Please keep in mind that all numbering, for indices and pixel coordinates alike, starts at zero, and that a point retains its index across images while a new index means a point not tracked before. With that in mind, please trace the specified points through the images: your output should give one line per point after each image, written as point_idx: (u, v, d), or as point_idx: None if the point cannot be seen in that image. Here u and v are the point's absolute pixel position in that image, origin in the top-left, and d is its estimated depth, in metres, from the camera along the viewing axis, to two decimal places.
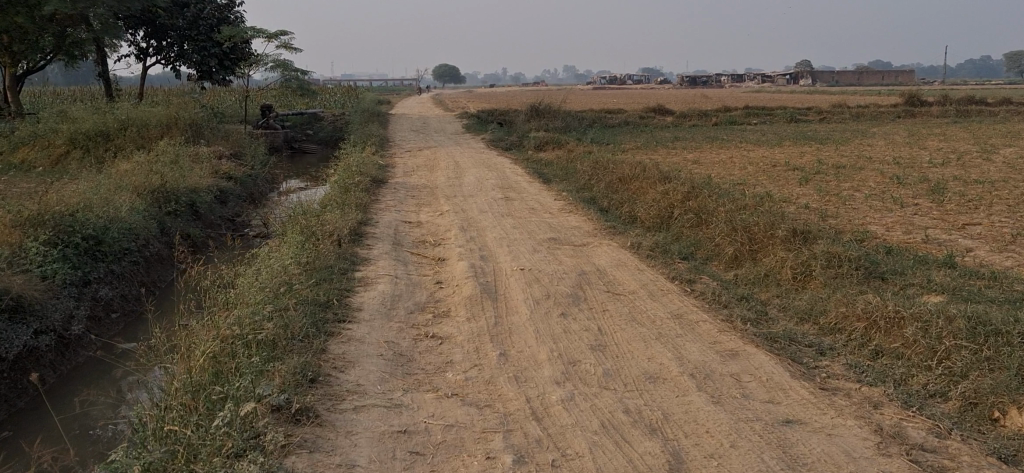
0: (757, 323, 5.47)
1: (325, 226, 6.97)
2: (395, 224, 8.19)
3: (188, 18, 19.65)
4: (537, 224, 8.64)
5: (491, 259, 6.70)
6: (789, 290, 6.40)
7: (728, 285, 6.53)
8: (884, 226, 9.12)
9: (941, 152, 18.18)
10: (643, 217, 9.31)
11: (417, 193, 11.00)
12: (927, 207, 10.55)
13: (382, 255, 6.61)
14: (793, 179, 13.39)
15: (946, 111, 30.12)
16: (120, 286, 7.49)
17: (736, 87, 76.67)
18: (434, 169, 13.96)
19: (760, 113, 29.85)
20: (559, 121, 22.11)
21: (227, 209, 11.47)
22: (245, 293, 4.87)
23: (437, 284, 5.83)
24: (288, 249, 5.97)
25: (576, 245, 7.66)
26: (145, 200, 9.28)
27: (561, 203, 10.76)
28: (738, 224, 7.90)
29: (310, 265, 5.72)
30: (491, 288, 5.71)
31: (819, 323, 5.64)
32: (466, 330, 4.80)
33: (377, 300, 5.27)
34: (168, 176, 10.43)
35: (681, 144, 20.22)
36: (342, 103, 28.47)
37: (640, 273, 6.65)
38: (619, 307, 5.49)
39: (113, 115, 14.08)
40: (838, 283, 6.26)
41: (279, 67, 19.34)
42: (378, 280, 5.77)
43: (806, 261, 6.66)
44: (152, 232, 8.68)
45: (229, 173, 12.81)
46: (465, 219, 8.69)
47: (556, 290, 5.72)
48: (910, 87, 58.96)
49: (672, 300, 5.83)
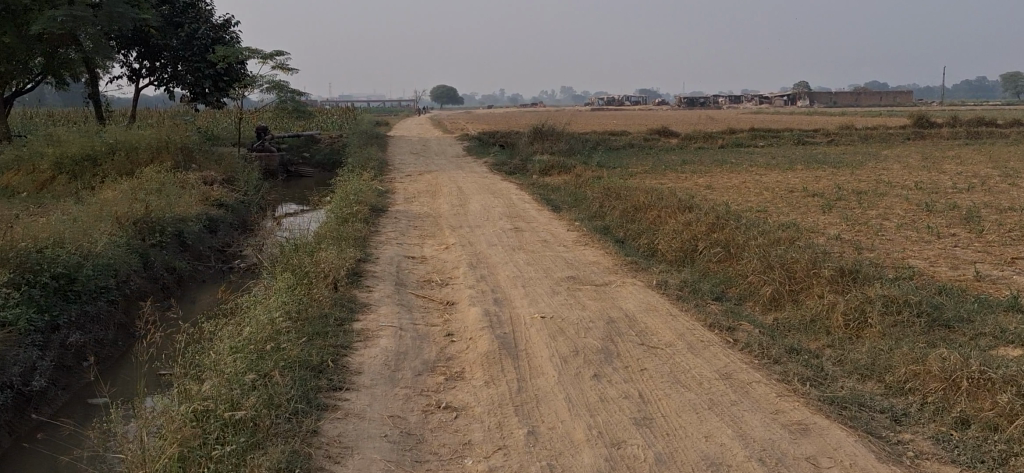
0: (817, 385, 4.76)
1: (320, 265, 6.27)
2: (398, 260, 7.47)
3: (182, 38, 18.99)
4: (553, 260, 7.95)
5: (506, 304, 5.97)
6: (842, 339, 5.69)
7: (772, 333, 5.81)
8: (927, 260, 8.42)
9: (962, 176, 17.46)
10: (664, 249, 8.62)
11: (420, 223, 10.32)
12: (966, 238, 9.84)
13: (384, 300, 5.88)
14: (815, 206, 12.69)
15: (956, 133, 29.46)
16: (95, 329, 6.78)
17: (735, 109, 76.09)
18: (436, 195, 13.27)
19: (767, 135, 29.19)
20: (563, 144, 21.44)
21: (218, 239, 10.76)
22: (226, 354, 4.16)
23: (447, 337, 5.08)
24: (279, 295, 5.27)
25: (597, 285, 6.94)
26: (127, 231, 8.59)
27: (574, 234, 10.05)
28: (774, 261, 7.19)
29: (303, 318, 5.01)
30: (509, 341, 4.98)
31: (884, 381, 4.92)
32: (484, 399, 4.07)
33: (378, 359, 4.53)
34: (154, 204, 9.74)
35: (690, 167, 19.54)
36: (341, 124, 27.83)
37: (674, 319, 5.93)
38: (659, 365, 4.76)
39: (102, 138, 13.41)
40: (900, 333, 5.54)
41: (275, 88, 18.68)
42: (380, 332, 5.04)
43: (860, 306, 5.95)
44: (132, 266, 7.98)
45: (220, 200, 12.14)
46: (474, 254, 8.00)
47: (584, 344, 4.98)
48: (907, 109, 58.55)
49: (716, 355, 5.10)
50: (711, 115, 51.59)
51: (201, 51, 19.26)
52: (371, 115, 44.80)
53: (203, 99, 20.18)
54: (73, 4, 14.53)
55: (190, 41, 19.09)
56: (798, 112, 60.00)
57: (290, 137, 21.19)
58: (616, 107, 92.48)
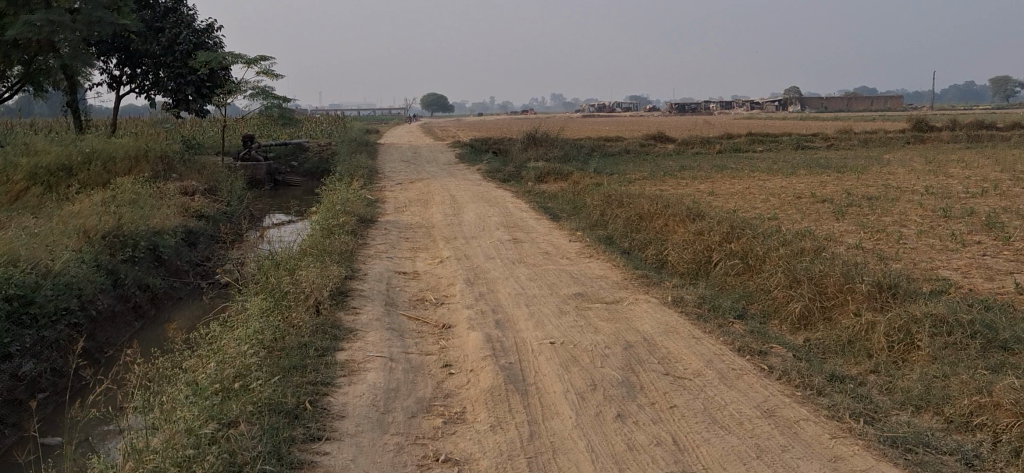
0: (872, 422, 4.13)
1: (301, 285, 5.63)
2: (388, 276, 6.82)
3: (163, 44, 18.27)
4: (557, 274, 7.34)
5: (510, 328, 5.32)
6: (888, 365, 5.07)
7: (808, 358, 5.19)
8: (959, 269, 7.81)
9: (971, 179, 16.90)
10: (675, 261, 8.00)
11: (412, 234, 9.69)
12: (992, 245, 9.24)
13: (373, 324, 5.23)
14: (826, 213, 12.06)
15: (956, 136, 28.95)
16: (55, 357, 6.15)
17: (724, 114, 75.78)
18: (428, 204, 12.63)
19: (764, 140, 28.60)
20: (558, 150, 20.81)
21: (196, 253, 10.10)
22: (187, 398, 3.54)
23: (445, 369, 4.43)
24: (251, 323, 4.63)
25: (608, 302, 6.30)
26: (94, 245, 7.93)
27: (576, 245, 9.40)
28: (801, 274, 6.57)
29: (279, 351, 4.38)
30: (516, 373, 4.35)
31: (945, 415, 4.30)
32: (491, 448, 3.43)
33: (366, 399, 3.89)
34: (127, 217, 9.07)
35: (689, 173, 18.95)
36: (329, 132, 27.17)
37: (697, 342, 5.30)
38: (690, 401, 4.14)
39: (77, 147, 12.74)
40: (953, 356, 4.91)
41: (260, 95, 18.02)
42: (367, 364, 4.39)
43: (905, 327, 5.32)
44: (98, 284, 7.32)
45: (200, 211, 11.48)
46: (472, 268, 7.36)
47: (602, 376, 4.34)
48: (896, 115, 58.35)
49: (753, 386, 4.47)
50: (706, 121, 50.97)
51: (184, 57, 18.57)
52: (358, 123, 44.24)
53: (187, 107, 19.49)
54: (51, 7, 13.83)
55: (172, 47, 18.39)
56: (795, 117, 59.37)
57: (276, 145, 20.53)
58: (608, 113, 92.01)
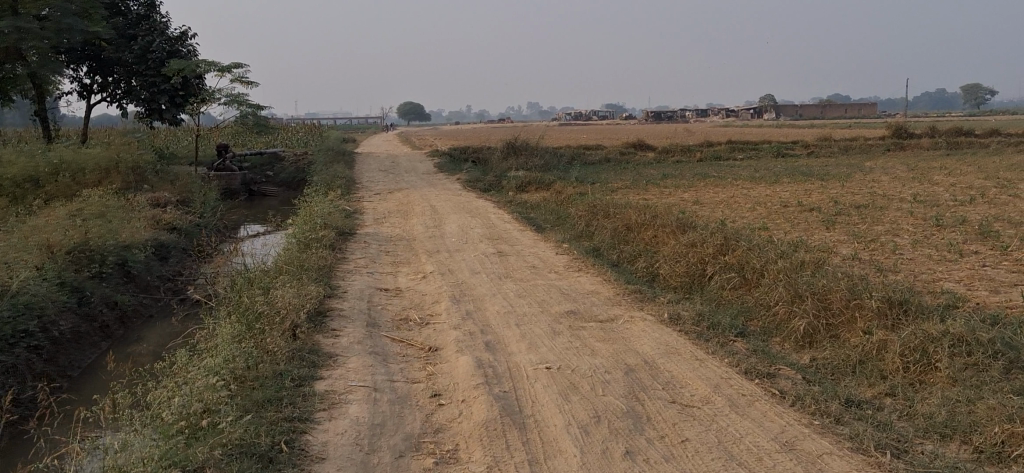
0: (900, 455, 3.81)
1: (275, 305, 5.24)
2: (368, 294, 6.45)
3: (135, 52, 17.79)
4: (546, 289, 7.00)
5: (501, 350, 4.96)
6: (906, 388, 4.76)
7: (820, 381, 4.87)
8: (961, 282, 7.53)
9: (956, 187, 16.74)
10: (667, 274, 7.67)
11: (393, 247, 9.31)
12: (991, 255, 8.98)
13: (353, 347, 4.86)
14: (815, 222, 11.80)
15: (935, 143, 28.91)
16: (11, 383, 5.71)
17: (699, 121, 75.84)
18: (408, 215, 12.25)
19: (745, 147, 28.40)
20: (539, 159, 20.47)
21: (167, 267, 9.66)
22: (149, 441, 3.17)
23: (434, 400, 4.07)
24: (221, 350, 4.25)
25: (603, 321, 5.95)
26: (58, 262, 7.49)
27: (563, 257, 9.05)
28: (803, 289, 6.26)
29: (252, 382, 4.00)
30: (511, 404, 4.00)
31: (974, 444, 3.99)
32: None
33: (348, 437, 3.54)
34: (94, 231, 8.63)
35: (671, 181, 18.67)
36: (305, 141, 26.68)
37: (701, 364, 4.96)
38: (702, 434, 3.80)
39: (44, 158, 12.24)
40: (977, 379, 4.61)
41: (234, 103, 17.57)
42: (349, 396, 4.02)
43: (922, 346, 5.02)
44: (61, 303, 6.87)
45: (172, 223, 11.05)
46: (457, 284, 7.00)
47: (605, 407, 4.00)
48: (870, 121, 58.53)
49: (767, 415, 4.15)
50: (684, 129, 50.86)
51: (157, 66, 18.09)
52: (335, 131, 43.62)
53: (159, 116, 18.98)
54: (18, 15, 13.36)
55: (145, 55, 17.92)
56: (774, 125, 59.40)
57: (251, 155, 20.07)
58: (585, 121, 91.81)
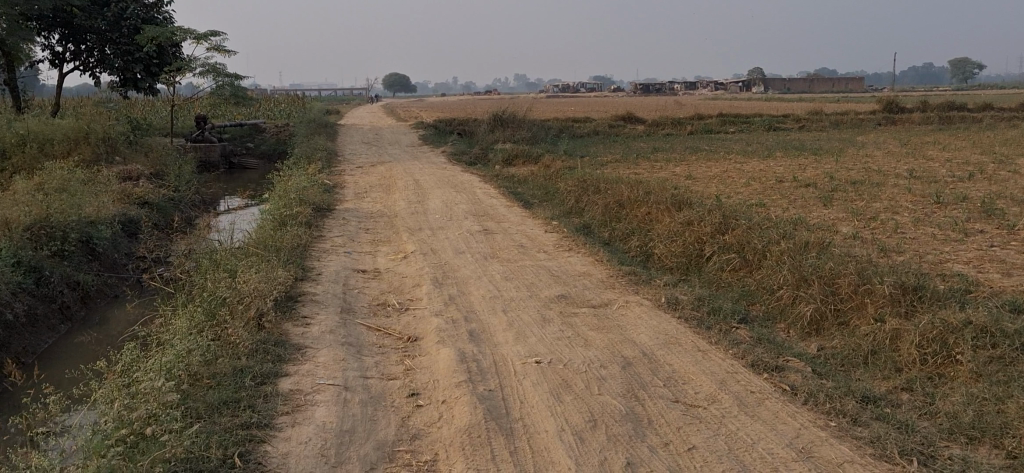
0: (928, 462, 3.43)
1: (240, 290, 4.81)
2: (344, 276, 6.02)
3: (108, 19, 17.16)
4: (535, 271, 6.59)
5: (486, 341, 4.55)
6: (925, 382, 4.38)
7: (831, 374, 4.49)
8: (970, 263, 7.16)
9: (952, 162, 16.39)
10: (663, 255, 7.26)
11: (373, 224, 8.87)
12: (997, 234, 8.63)
13: (324, 338, 4.44)
14: (812, 198, 11.41)
15: (927, 118, 28.57)
16: None
17: (686, 94, 75.28)
18: (390, 190, 11.78)
19: (736, 121, 27.98)
20: (526, 131, 19.99)
21: (137, 244, 9.20)
22: (82, 458, 2.75)
23: (411, 400, 3.66)
24: (175, 344, 3.83)
25: (596, 306, 5.55)
26: (14, 240, 7.02)
27: (552, 235, 8.64)
28: (809, 272, 5.87)
29: (209, 381, 3.59)
30: (496, 405, 3.60)
31: (1006, 448, 3.61)
32: None
33: (311, 446, 3.13)
34: (56, 206, 8.14)
35: (662, 155, 18.25)
36: (286, 113, 26.07)
37: (704, 356, 4.57)
38: (710, 440, 3.41)
39: (10, 128, 11.68)
40: (1003, 373, 4.23)
41: (211, 73, 17.00)
42: (316, 396, 3.60)
43: (941, 336, 4.64)
44: (15, 284, 6.43)
45: (143, 197, 10.56)
46: (439, 265, 6.58)
47: (602, 409, 3.60)
48: (857, 95, 58.18)
49: (779, 416, 3.76)
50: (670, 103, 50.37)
51: (131, 33, 17.47)
52: (321, 103, 43.03)
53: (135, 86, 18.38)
54: None
55: (119, 22, 17.30)
56: (763, 99, 58.97)
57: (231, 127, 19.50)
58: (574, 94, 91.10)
